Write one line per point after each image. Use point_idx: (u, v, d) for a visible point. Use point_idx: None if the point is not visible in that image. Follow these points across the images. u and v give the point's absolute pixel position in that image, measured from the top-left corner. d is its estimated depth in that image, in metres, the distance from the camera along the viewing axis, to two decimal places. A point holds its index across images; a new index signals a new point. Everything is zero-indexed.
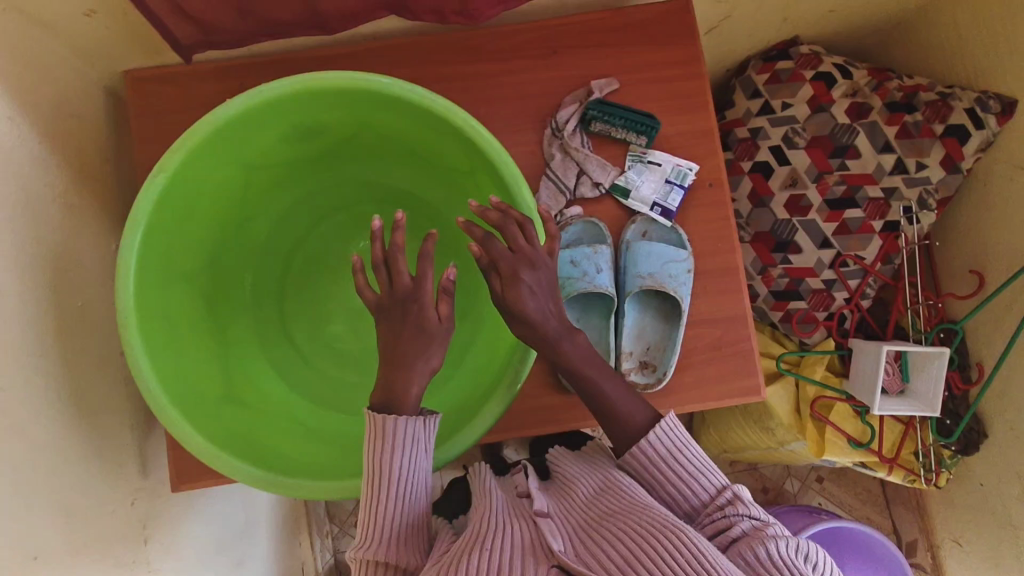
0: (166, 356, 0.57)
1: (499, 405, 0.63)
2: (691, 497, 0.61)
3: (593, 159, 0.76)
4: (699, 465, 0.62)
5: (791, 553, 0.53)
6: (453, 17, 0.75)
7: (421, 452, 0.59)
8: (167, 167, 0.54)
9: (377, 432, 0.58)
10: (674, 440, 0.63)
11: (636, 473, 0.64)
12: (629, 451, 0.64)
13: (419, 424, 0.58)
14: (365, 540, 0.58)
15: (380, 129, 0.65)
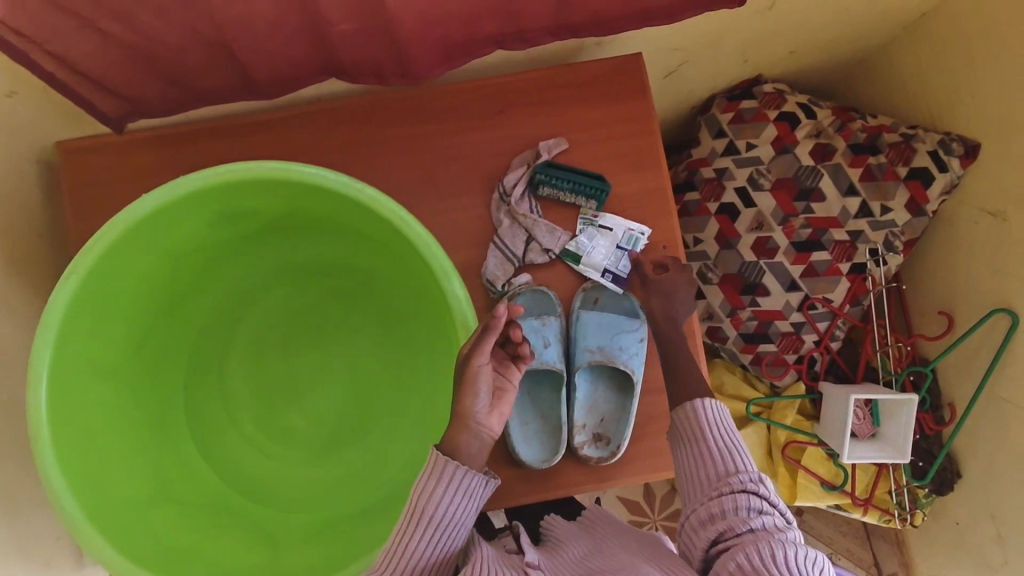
0: (86, 459, 0.55)
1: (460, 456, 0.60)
2: (713, 470, 0.59)
3: (541, 225, 0.73)
4: (733, 448, 0.60)
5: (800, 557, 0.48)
6: (394, 80, 0.73)
7: (468, 511, 0.54)
8: (79, 269, 0.52)
9: (439, 470, 0.54)
10: (719, 419, 0.62)
11: (676, 433, 0.63)
12: (679, 410, 0.64)
13: (484, 481, 0.55)
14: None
15: (310, 212, 0.63)
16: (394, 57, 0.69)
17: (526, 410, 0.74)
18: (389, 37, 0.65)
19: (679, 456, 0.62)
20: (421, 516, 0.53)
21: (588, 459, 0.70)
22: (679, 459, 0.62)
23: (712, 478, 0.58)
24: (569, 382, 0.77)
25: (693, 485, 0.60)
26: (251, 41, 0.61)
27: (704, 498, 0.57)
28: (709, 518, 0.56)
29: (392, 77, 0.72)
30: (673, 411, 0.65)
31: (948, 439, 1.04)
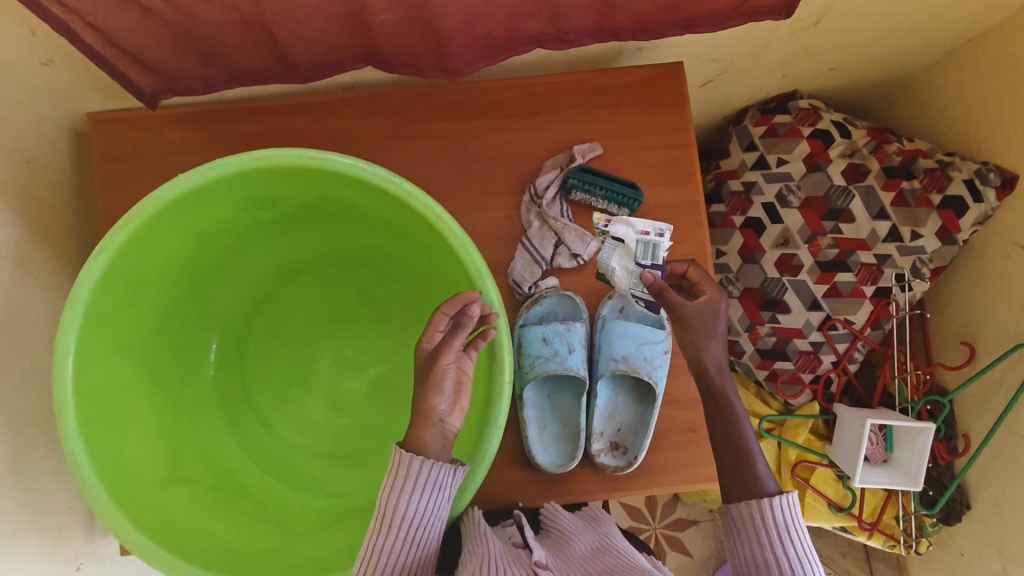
0: (105, 435, 0.55)
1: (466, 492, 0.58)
2: (779, 572, 0.58)
3: (572, 229, 0.73)
4: (803, 551, 0.58)
5: None
6: (429, 71, 0.72)
7: (439, 497, 0.55)
8: (111, 245, 0.52)
9: (403, 467, 0.55)
10: (789, 518, 0.58)
11: (733, 529, 0.61)
12: (742, 504, 0.60)
13: (452, 470, 0.56)
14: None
15: (340, 203, 0.62)
16: (432, 50, 0.68)
17: (545, 414, 0.74)
18: (429, 28, 0.64)
19: (738, 552, 0.60)
20: (392, 518, 0.54)
21: (604, 467, 0.70)
22: (737, 554, 0.60)
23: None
24: (591, 388, 0.76)
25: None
26: (293, 23, 0.61)
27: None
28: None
29: (428, 68, 0.71)
30: (731, 503, 0.61)
31: (961, 470, 1.03)
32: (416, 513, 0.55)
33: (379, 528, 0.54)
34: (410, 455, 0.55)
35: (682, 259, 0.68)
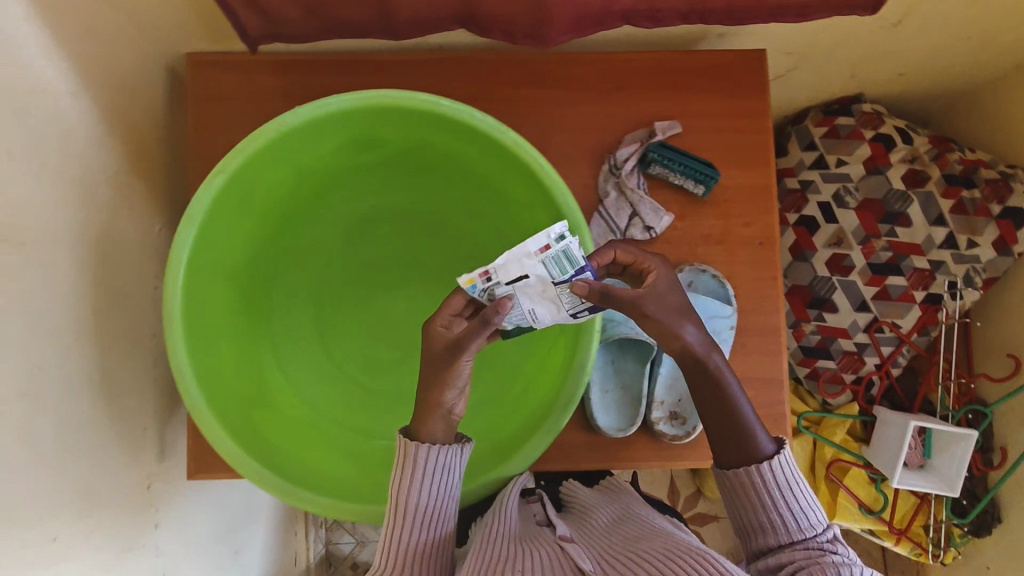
0: (204, 352, 0.57)
1: (535, 451, 0.61)
2: (786, 526, 0.61)
3: (647, 202, 0.75)
4: (806, 501, 0.61)
5: None
6: (522, 39, 0.74)
7: (448, 479, 0.59)
8: (227, 169, 0.54)
9: (409, 458, 0.58)
10: (789, 474, 0.61)
11: (732, 494, 0.63)
12: (741, 470, 0.61)
13: (451, 452, 0.59)
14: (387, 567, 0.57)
15: (437, 152, 0.64)
16: (530, 16, 0.69)
17: (608, 378, 0.76)
18: None
19: (742, 511, 0.62)
20: (404, 513, 0.58)
21: (663, 434, 0.72)
22: (742, 517, 0.63)
23: (787, 534, 0.61)
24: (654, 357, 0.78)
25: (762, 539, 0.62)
26: None
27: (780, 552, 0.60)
28: (782, 567, 0.59)
29: (522, 34, 0.73)
30: (727, 472, 0.62)
31: (995, 483, 1.03)
32: (427, 503, 0.58)
33: (395, 518, 0.58)
34: (415, 443, 0.58)
35: (606, 247, 0.61)
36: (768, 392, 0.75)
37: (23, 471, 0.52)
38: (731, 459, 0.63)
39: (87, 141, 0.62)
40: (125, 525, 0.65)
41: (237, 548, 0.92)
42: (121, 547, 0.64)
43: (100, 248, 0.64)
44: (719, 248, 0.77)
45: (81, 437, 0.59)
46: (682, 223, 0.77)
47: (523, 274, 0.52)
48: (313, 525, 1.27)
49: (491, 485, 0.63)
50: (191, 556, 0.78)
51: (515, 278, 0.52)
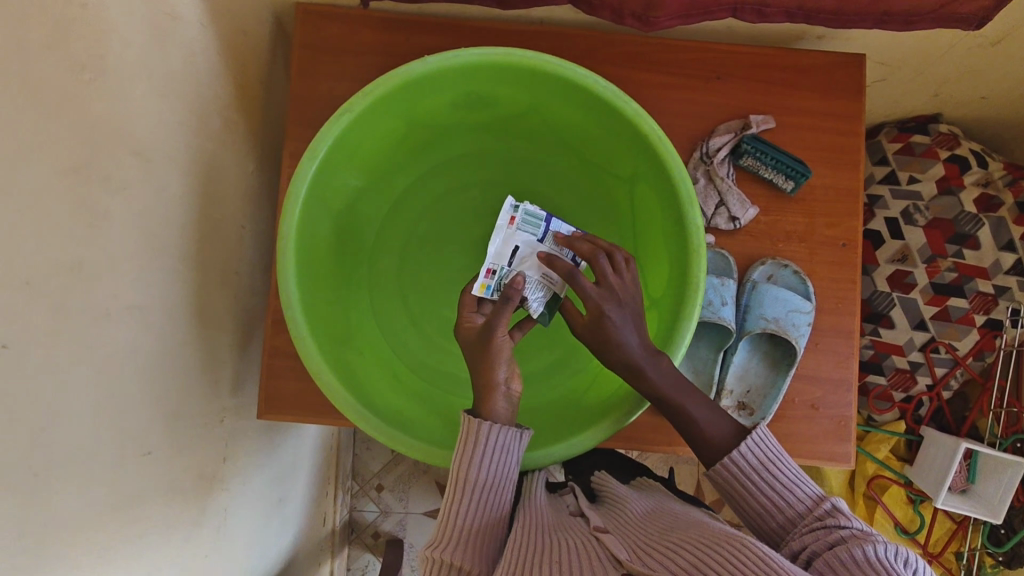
0: (307, 285, 0.59)
1: (607, 429, 0.61)
2: (785, 508, 0.55)
3: (735, 193, 0.76)
4: (794, 476, 0.56)
5: (893, 560, 0.45)
6: (627, 21, 0.74)
7: (510, 462, 0.59)
8: (354, 109, 0.56)
9: (475, 433, 0.58)
10: (767, 451, 0.56)
11: (724, 490, 0.58)
12: (719, 464, 0.57)
13: (517, 434, 0.59)
14: (442, 543, 0.55)
15: (548, 116, 0.65)
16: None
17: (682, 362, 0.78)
18: None
19: (740, 507, 0.57)
20: (466, 488, 0.57)
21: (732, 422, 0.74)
22: (743, 512, 0.57)
23: (788, 517, 0.55)
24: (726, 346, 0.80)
25: (774, 531, 0.56)
26: None
27: (790, 537, 0.53)
28: (798, 555, 0.51)
29: (629, 16, 0.73)
30: (708, 471, 0.58)
31: None
32: (488, 482, 0.57)
33: (457, 491, 0.57)
34: (479, 422, 0.58)
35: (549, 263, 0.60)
36: (837, 393, 0.75)
37: (129, 383, 0.53)
38: (711, 457, 0.58)
39: (205, 73, 0.63)
40: (199, 454, 0.66)
41: (282, 496, 0.92)
42: (195, 473, 0.65)
43: (205, 179, 0.65)
44: (801, 245, 0.77)
45: (175, 360, 0.60)
46: (767, 218, 0.77)
47: (514, 248, 0.64)
48: (341, 488, 1.24)
49: (583, 445, 0.62)
50: (248, 493, 0.79)
51: (510, 254, 0.64)
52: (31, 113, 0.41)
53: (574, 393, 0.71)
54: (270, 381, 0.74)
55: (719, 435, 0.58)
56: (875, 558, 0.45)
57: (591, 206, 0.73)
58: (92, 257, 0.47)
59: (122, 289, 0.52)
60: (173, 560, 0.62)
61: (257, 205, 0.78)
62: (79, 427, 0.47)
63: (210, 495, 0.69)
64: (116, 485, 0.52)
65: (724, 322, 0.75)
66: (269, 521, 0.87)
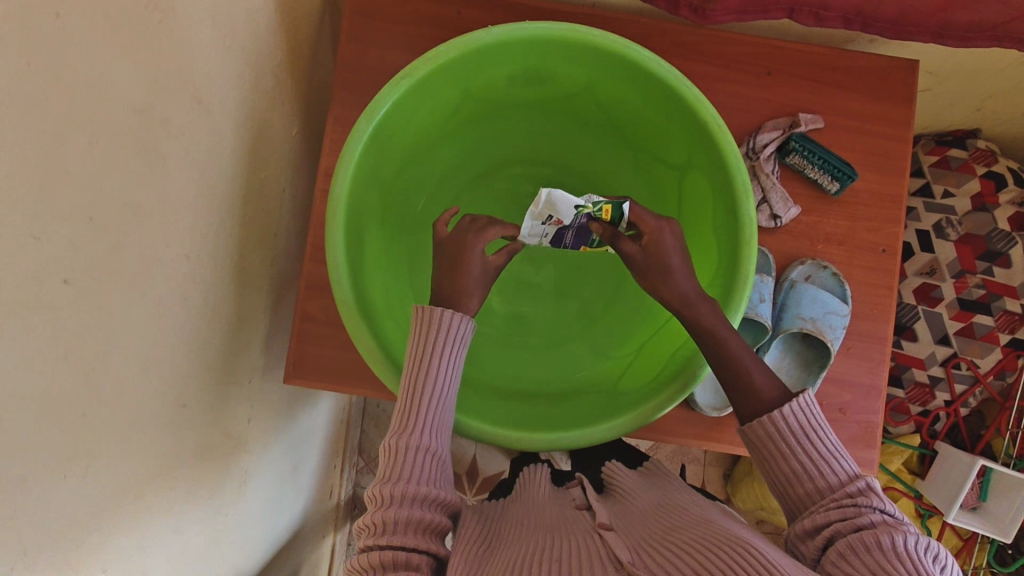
0: (354, 248, 0.59)
1: (632, 420, 0.60)
2: (817, 478, 0.53)
3: (779, 190, 0.75)
4: (833, 448, 0.54)
5: (921, 554, 0.45)
6: (682, 12, 0.72)
7: (459, 354, 0.59)
8: (415, 74, 0.56)
9: (433, 322, 0.58)
10: (809, 417, 0.54)
11: (756, 448, 0.56)
12: (757, 419, 0.55)
13: (467, 325, 0.59)
14: (404, 428, 0.56)
15: (603, 98, 0.65)
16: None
17: None
18: None
19: (768, 469, 0.55)
20: (421, 387, 0.57)
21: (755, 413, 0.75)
22: (770, 473, 0.55)
23: (816, 487, 0.53)
24: (761, 343, 0.80)
25: (797, 499, 0.54)
26: None
27: (813, 510, 0.52)
28: (819, 530, 0.50)
29: (685, 6, 0.71)
30: (744, 425, 0.57)
31: None
32: (440, 387, 0.58)
33: (415, 379, 0.57)
34: (436, 310, 0.58)
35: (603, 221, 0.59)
36: (865, 399, 0.75)
37: (172, 332, 0.53)
38: (749, 414, 0.57)
39: (259, 29, 0.62)
40: (227, 413, 0.66)
41: (297, 465, 0.92)
42: (222, 432, 0.65)
43: (252, 137, 0.64)
44: (840, 248, 0.76)
45: (214, 314, 0.60)
46: (808, 218, 0.76)
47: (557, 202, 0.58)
48: (347, 463, 1.22)
49: (618, 430, 0.60)
50: (267, 455, 0.79)
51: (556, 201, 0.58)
52: (105, 50, 0.40)
53: (605, 380, 0.70)
54: (300, 345, 0.73)
55: (768, 395, 0.56)
56: (904, 548, 0.45)
57: (636, 191, 0.74)
58: (148, 202, 0.47)
59: (173, 237, 0.51)
60: (198, 512, 0.62)
61: (296, 169, 0.78)
62: (126, 371, 0.47)
63: (234, 455, 0.69)
64: (152, 433, 0.52)
65: (761, 318, 0.76)
66: (284, 488, 0.87)
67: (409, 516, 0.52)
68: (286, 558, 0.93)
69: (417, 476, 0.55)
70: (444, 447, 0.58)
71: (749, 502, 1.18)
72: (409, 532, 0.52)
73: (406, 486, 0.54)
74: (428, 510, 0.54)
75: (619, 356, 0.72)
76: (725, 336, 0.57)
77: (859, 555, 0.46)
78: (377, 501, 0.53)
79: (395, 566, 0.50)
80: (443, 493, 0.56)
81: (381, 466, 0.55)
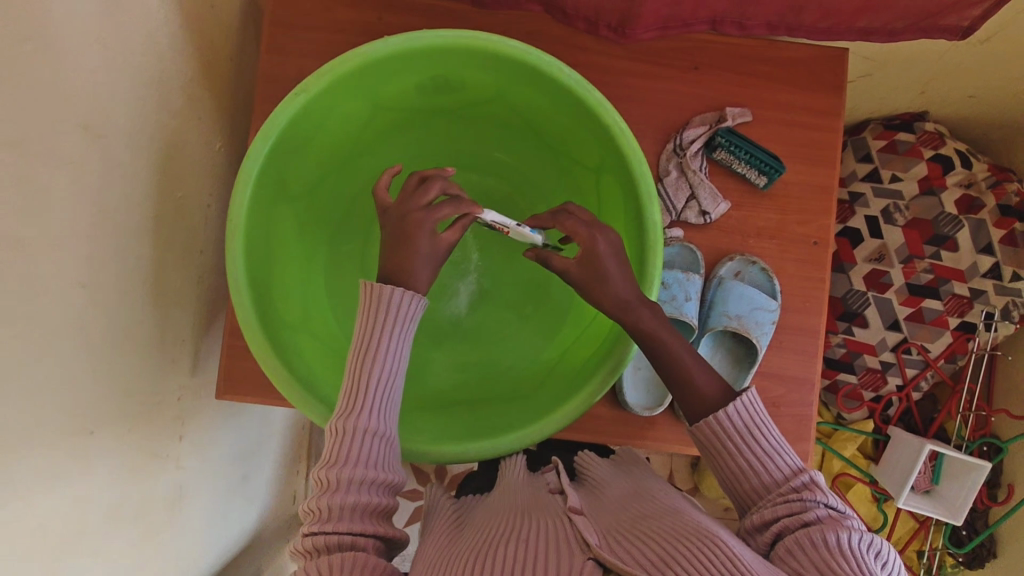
0: (260, 263, 0.58)
1: (550, 427, 0.60)
2: (763, 474, 0.55)
3: (707, 186, 0.74)
4: (776, 443, 0.55)
5: (864, 550, 0.47)
6: (604, 29, 0.71)
7: (410, 333, 0.60)
8: (310, 88, 0.55)
9: (382, 301, 0.58)
10: (753, 415, 0.55)
11: (703, 446, 0.57)
12: (703, 420, 0.56)
13: (418, 303, 0.60)
14: (350, 412, 0.56)
15: (515, 102, 0.63)
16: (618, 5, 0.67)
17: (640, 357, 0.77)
18: None
19: (717, 468, 0.56)
20: (366, 372, 0.58)
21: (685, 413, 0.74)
22: (719, 470, 0.56)
23: (763, 483, 0.54)
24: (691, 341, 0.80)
25: (745, 493, 0.56)
26: None
27: (760, 505, 0.54)
28: (767, 526, 0.52)
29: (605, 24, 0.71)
30: (691, 425, 0.57)
31: (996, 518, 1.06)
32: (386, 372, 0.58)
33: (363, 361, 0.58)
34: (385, 287, 0.58)
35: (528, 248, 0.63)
36: (799, 392, 0.74)
37: (74, 360, 0.52)
38: (696, 414, 0.57)
39: (161, 48, 0.61)
40: (153, 433, 0.66)
41: (246, 474, 0.92)
42: (147, 452, 0.65)
43: (162, 155, 0.63)
44: (772, 242, 0.76)
45: (126, 336, 0.60)
46: (739, 213, 0.76)
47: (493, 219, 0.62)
48: (312, 465, 1.23)
49: (534, 436, 0.60)
50: (207, 471, 0.78)
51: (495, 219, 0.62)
52: None
53: (529, 386, 0.70)
54: (230, 359, 0.73)
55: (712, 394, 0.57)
56: (848, 546, 0.47)
57: (560, 191, 0.73)
58: (31, 234, 0.46)
59: (66, 264, 0.51)
60: (121, 535, 0.62)
61: (222, 181, 0.77)
62: (22, 402, 0.47)
63: (163, 473, 0.68)
64: (60, 464, 0.52)
65: (685, 318, 0.75)
66: (231, 498, 0.87)
67: (354, 501, 0.54)
68: (239, 568, 0.93)
69: (362, 459, 0.56)
70: (391, 429, 0.59)
71: (714, 490, 1.21)
72: (355, 516, 0.54)
73: (352, 470, 0.55)
74: (374, 493, 0.56)
75: (545, 361, 0.72)
76: (638, 341, 0.57)
77: (805, 552, 0.48)
78: (323, 485, 0.55)
79: (341, 549, 0.52)
80: (390, 476, 0.57)
81: (327, 447, 0.56)
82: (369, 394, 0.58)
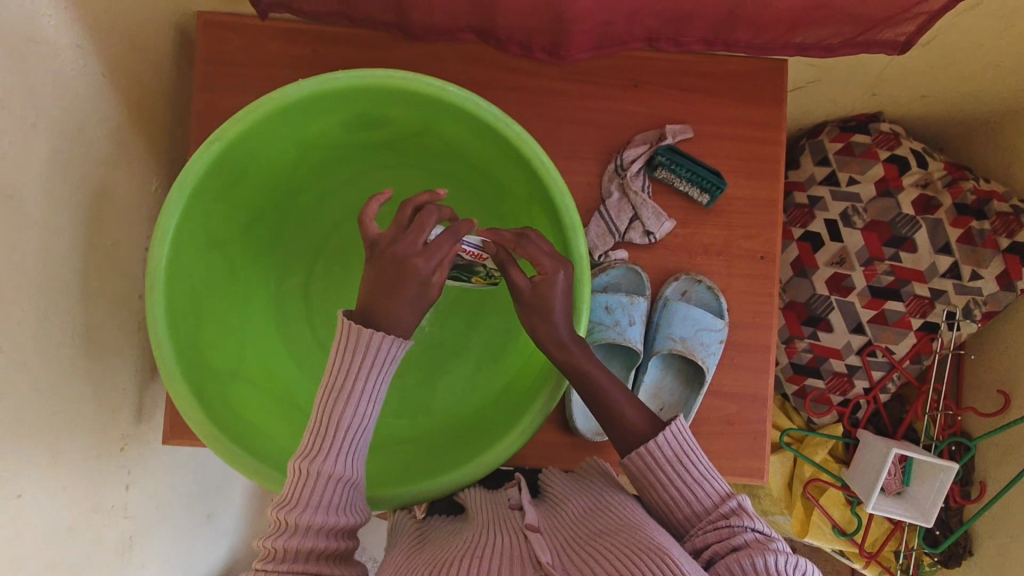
0: (184, 313, 0.58)
1: (484, 464, 0.61)
2: (693, 503, 0.57)
3: (649, 206, 0.73)
4: (704, 471, 0.58)
5: (789, 571, 0.48)
6: (538, 54, 0.70)
7: (388, 374, 0.58)
8: (225, 135, 0.54)
9: (359, 342, 0.55)
10: (681, 444, 0.58)
11: (636, 479, 0.60)
12: (632, 453, 0.59)
13: (400, 347, 0.57)
14: (314, 453, 0.55)
15: (444, 136, 0.63)
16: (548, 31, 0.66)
17: None
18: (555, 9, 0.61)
19: (650, 498, 0.59)
20: (336, 415, 0.56)
21: None
22: (652, 501, 0.59)
23: (693, 511, 0.57)
24: (640, 363, 0.80)
25: (679, 521, 0.58)
26: None
27: (693, 533, 0.56)
28: (699, 553, 0.54)
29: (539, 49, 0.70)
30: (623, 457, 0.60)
31: (971, 516, 1.05)
32: (359, 417, 0.57)
33: (334, 403, 0.56)
34: (362, 328, 0.55)
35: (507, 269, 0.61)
36: (752, 409, 0.74)
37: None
38: (627, 446, 0.60)
39: (80, 100, 0.60)
40: (93, 488, 0.65)
41: (208, 512, 0.91)
42: (89, 508, 0.64)
43: (87, 206, 0.62)
44: (719, 258, 0.75)
45: (56, 394, 0.59)
46: (685, 231, 0.75)
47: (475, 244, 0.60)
48: None
49: (470, 474, 0.61)
50: (160, 516, 0.77)
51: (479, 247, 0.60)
52: None
53: (475, 419, 0.70)
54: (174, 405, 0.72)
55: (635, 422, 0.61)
56: (772, 567, 0.48)
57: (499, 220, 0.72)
58: None
59: None
60: None
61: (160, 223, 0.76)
62: None
63: (110, 526, 0.67)
64: None
65: (630, 342, 0.75)
66: (191, 539, 0.86)
67: (310, 547, 0.54)
68: None
69: (323, 505, 0.55)
70: (359, 472, 0.58)
71: None
72: (308, 559, 0.54)
73: (311, 515, 0.54)
74: (330, 538, 0.55)
75: (491, 390, 0.73)
76: None
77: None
78: (278, 526, 0.54)
79: None
80: (350, 519, 0.56)
81: (285, 488, 0.55)
82: (338, 437, 0.56)
